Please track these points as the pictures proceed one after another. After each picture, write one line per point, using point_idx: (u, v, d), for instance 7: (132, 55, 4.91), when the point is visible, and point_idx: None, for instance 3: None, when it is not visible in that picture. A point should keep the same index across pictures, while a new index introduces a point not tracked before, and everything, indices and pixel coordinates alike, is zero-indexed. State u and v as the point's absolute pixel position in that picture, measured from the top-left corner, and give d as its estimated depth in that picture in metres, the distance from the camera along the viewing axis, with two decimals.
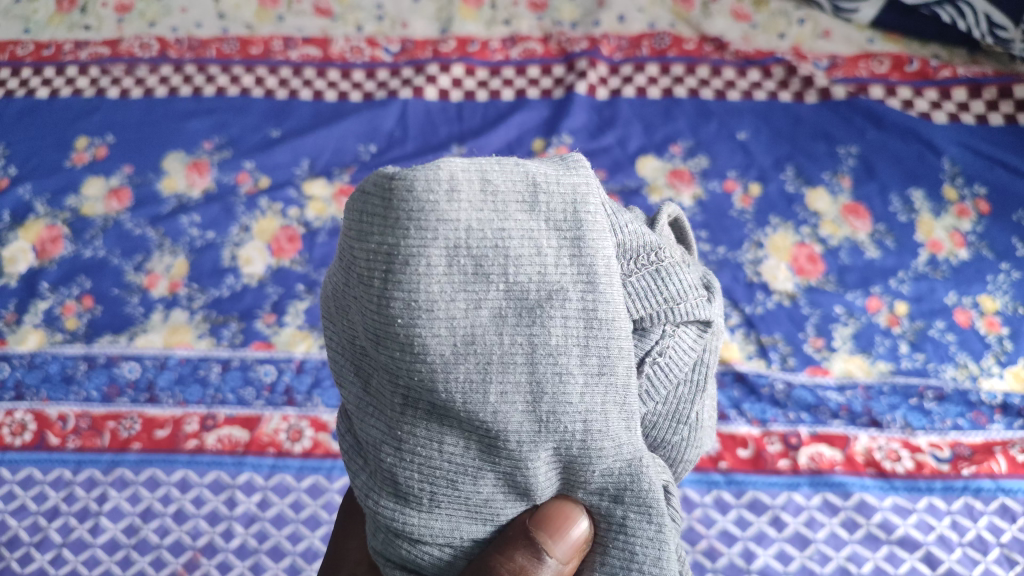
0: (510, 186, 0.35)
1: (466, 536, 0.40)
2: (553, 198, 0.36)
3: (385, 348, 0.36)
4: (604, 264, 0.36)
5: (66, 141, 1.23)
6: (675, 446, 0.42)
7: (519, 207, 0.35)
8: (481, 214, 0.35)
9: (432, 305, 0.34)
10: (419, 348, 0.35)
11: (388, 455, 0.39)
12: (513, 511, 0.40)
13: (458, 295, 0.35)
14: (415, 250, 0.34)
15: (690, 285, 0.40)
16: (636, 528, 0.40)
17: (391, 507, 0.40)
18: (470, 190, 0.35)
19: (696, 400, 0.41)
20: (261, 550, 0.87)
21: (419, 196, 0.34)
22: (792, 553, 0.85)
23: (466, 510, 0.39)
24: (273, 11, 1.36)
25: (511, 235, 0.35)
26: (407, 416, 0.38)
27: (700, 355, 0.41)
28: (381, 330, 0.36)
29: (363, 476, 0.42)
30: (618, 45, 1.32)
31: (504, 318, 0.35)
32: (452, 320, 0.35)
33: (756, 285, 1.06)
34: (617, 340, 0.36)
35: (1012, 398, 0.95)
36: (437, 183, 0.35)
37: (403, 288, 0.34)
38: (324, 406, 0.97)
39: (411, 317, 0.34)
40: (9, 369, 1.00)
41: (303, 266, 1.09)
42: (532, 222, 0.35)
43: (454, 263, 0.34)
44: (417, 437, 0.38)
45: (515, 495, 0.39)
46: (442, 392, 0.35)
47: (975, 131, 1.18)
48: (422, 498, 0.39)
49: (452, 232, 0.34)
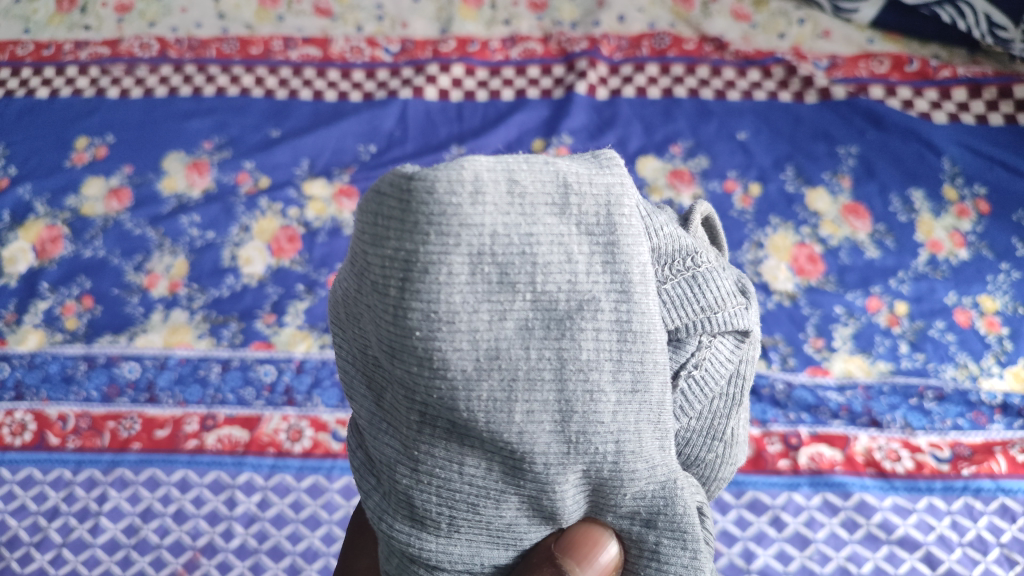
0: (539, 186, 0.34)
1: (487, 562, 0.41)
2: (585, 200, 0.35)
3: (401, 362, 0.35)
4: (639, 272, 0.36)
5: (66, 141, 1.23)
6: (709, 464, 0.43)
7: (548, 210, 0.34)
8: (507, 218, 0.34)
9: (454, 318, 0.33)
10: (440, 363, 0.34)
11: (404, 476, 0.39)
12: (537, 535, 0.41)
13: (482, 305, 0.34)
14: (435, 256, 0.33)
15: (727, 292, 0.40)
16: (670, 555, 0.40)
17: (407, 531, 0.40)
18: (496, 192, 0.34)
19: (731, 415, 0.42)
20: (262, 550, 0.87)
21: (441, 199, 0.33)
22: (792, 553, 0.85)
23: (488, 535, 0.40)
24: (273, 11, 1.36)
25: (540, 241, 0.34)
26: (425, 436, 0.37)
27: (737, 367, 0.42)
28: (398, 344, 0.35)
29: (375, 497, 0.42)
30: (618, 45, 1.32)
31: (531, 331, 0.34)
32: (475, 333, 0.34)
33: (756, 285, 1.06)
34: (651, 354, 0.36)
35: (1013, 398, 0.95)
36: (461, 184, 0.33)
37: (422, 298, 0.33)
38: (324, 406, 0.97)
39: (430, 330, 0.34)
40: (9, 369, 1.00)
41: (303, 266, 1.09)
42: (561, 226, 0.34)
43: (478, 271, 0.34)
44: (435, 457, 0.37)
45: (539, 518, 0.40)
46: (464, 411, 0.35)
47: (974, 131, 1.18)
48: (440, 522, 0.39)
49: (476, 237, 0.33)
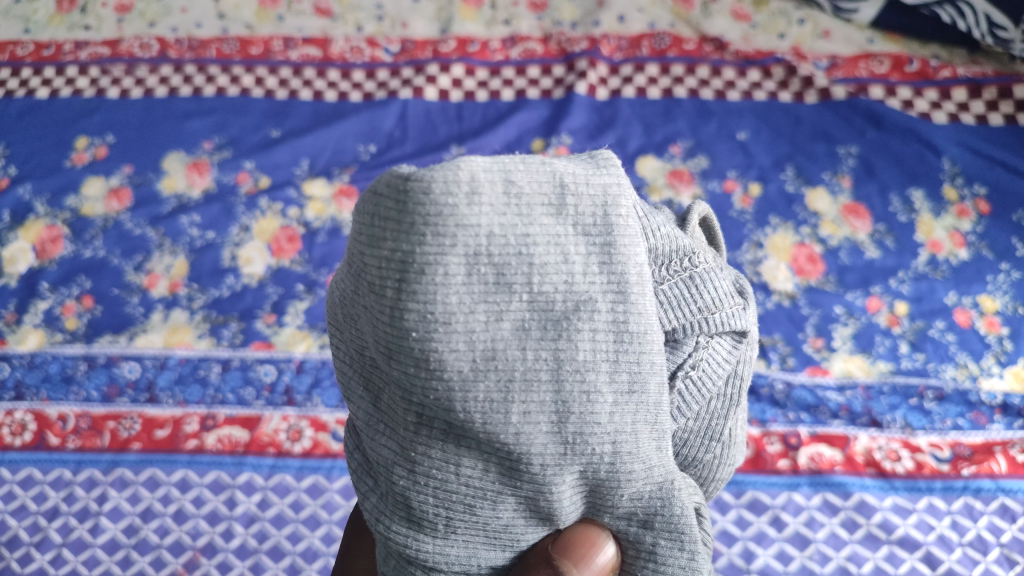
0: (535, 187, 0.34)
1: (485, 562, 0.41)
2: (582, 200, 0.35)
3: (398, 363, 0.35)
4: (636, 272, 0.36)
5: (66, 141, 1.23)
6: (707, 464, 0.43)
7: (545, 210, 0.34)
8: (504, 218, 0.34)
9: (450, 319, 0.33)
10: (436, 364, 0.34)
11: (401, 478, 0.39)
12: (534, 536, 0.41)
13: (478, 306, 0.34)
14: (431, 257, 0.33)
15: (725, 293, 0.40)
16: (667, 555, 0.41)
17: (404, 532, 0.40)
18: (492, 192, 0.34)
19: (728, 416, 0.42)
20: (261, 550, 0.87)
21: (438, 199, 0.33)
22: (792, 553, 0.85)
23: (485, 536, 0.40)
24: (273, 11, 1.36)
25: (536, 241, 0.34)
26: (421, 437, 0.37)
27: (735, 368, 0.42)
28: (394, 345, 0.35)
29: (373, 499, 0.42)
30: (618, 45, 1.32)
31: (527, 332, 0.34)
32: (471, 334, 0.34)
33: (756, 285, 1.06)
34: (648, 355, 0.36)
35: (1013, 398, 0.95)
36: (457, 185, 0.33)
37: (418, 299, 0.33)
38: (324, 406, 0.97)
39: (427, 331, 0.33)
40: (9, 369, 1.00)
41: (303, 266, 1.09)
42: (558, 226, 0.34)
43: (474, 272, 0.34)
44: (432, 459, 0.37)
45: (537, 519, 0.40)
46: (461, 411, 0.35)
47: (974, 131, 1.18)
48: (437, 524, 0.39)
49: (472, 238, 0.33)
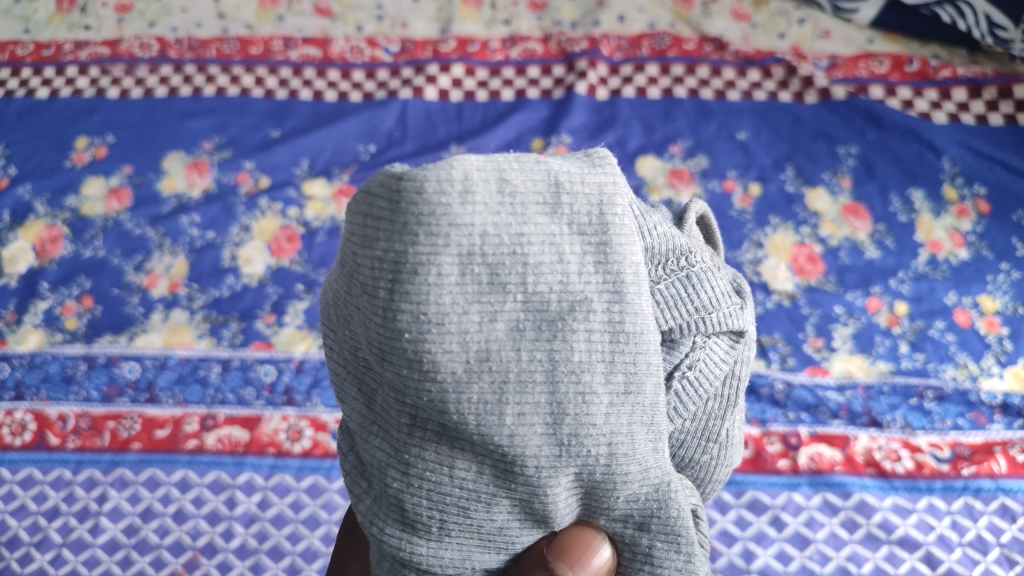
0: (530, 186, 0.34)
1: (479, 566, 0.41)
2: (577, 200, 0.35)
3: (392, 364, 0.35)
4: (631, 272, 0.36)
5: (66, 141, 1.23)
6: (704, 465, 0.43)
7: (540, 210, 0.34)
8: (498, 218, 0.34)
9: (444, 319, 0.33)
10: (429, 365, 0.34)
11: (395, 480, 0.39)
12: (529, 539, 0.41)
13: (472, 306, 0.34)
14: (425, 258, 0.33)
15: (721, 292, 0.40)
16: (664, 557, 0.41)
17: (398, 535, 0.40)
18: (486, 191, 0.34)
19: (726, 416, 0.42)
20: (261, 550, 0.87)
21: (431, 199, 0.33)
22: (791, 553, 0.85)
23: (479, 538, 0.39)
24: (273, 11, 1.36)
25: (531, 241, 0.34)
26: (415, 438, 0.37)
27: (732, 368, 0.42)
28: (388, 346, 0.35)
29: (366, 501, 0.42)
30: (618, 45, 1.32)
31: (522, 332, 0.34)
32: (465, 335, 0.34)
33: (756, 285, 1.06)
34: (644, 355, 0.36)
35: (1013, 398, 0.94)
36: (450, 184, 0.33)
37: (411, 299, 0.33)
38: (323, 406, 0.97)
39: (419, 332, 0.34)
40: (8, 369, 1.00)
41: (303, 266, 1.09)
42: (553, 226, 0.34)
43: (468, 272, 0.34)
44: (426, 460, 0.37)
45: (532, 521, 0.39)
46: (455, 413, 0.35)
47: (974, 131, 1.18)
48: (431, 526, 0.39)
49: (466, 238, 0.33)
